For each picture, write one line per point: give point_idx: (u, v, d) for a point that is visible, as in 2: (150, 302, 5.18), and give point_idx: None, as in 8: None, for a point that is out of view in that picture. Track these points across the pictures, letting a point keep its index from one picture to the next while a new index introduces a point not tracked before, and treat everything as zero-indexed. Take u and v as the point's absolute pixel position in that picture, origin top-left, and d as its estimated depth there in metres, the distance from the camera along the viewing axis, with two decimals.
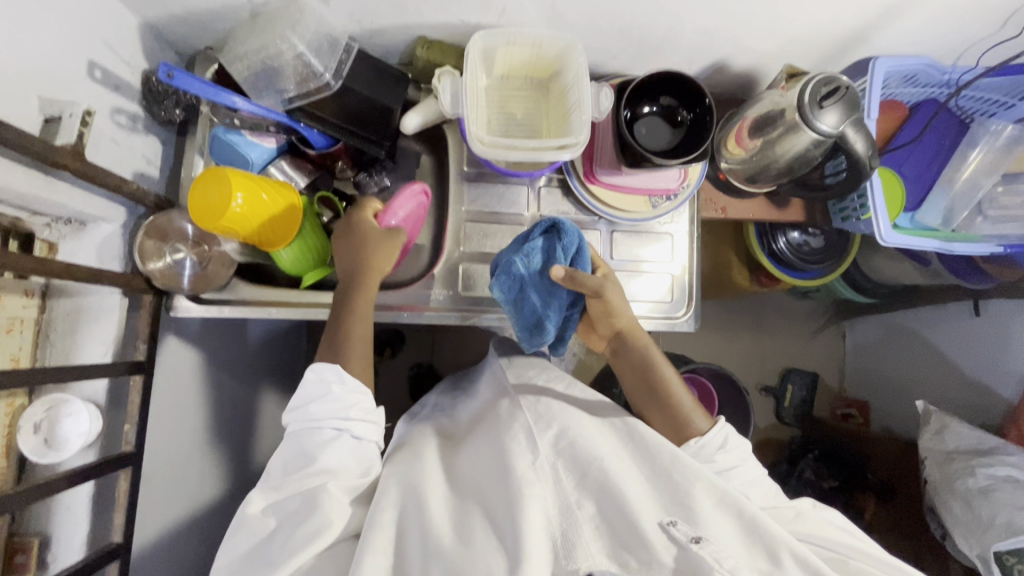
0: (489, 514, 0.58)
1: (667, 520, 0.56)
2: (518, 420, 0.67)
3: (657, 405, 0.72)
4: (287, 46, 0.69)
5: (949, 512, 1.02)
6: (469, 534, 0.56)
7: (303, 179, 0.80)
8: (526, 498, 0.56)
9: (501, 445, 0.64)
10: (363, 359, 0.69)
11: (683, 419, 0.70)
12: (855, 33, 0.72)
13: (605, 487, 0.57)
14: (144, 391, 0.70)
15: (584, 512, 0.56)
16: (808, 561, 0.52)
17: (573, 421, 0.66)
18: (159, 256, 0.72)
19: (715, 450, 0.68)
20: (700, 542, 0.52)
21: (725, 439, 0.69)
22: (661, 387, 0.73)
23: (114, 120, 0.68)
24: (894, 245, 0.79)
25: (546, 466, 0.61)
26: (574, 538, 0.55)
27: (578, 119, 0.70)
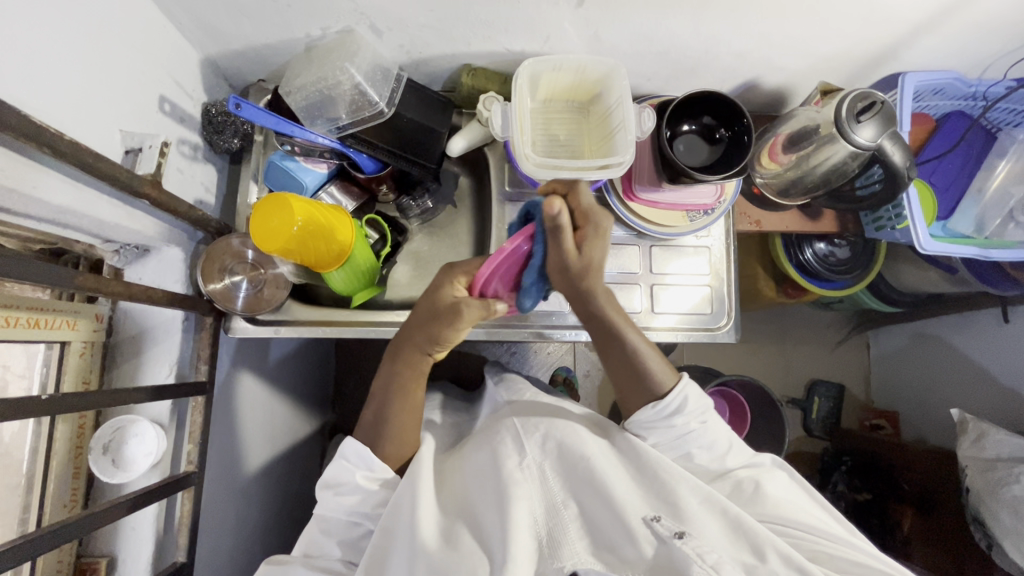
0: (475, 518, 0.61)
1: (651, 516, 0.58)
2: (506, 426, 0.70)
3: (627, 374, 0.71)
4: (346, 76, 0.73)
5: (997, 522, 1.01)
6: (455, 541, 0.58)
7: (352, 203, 0.84)
8: (514, 495, 0.59)
9: (490, 449, 0.67)
10: (400, 439, 0.69)
11: (647, 384, 0.70)
12: (885, 50, 0.75)
13: (593, 485, 0.61)
14: (205, 412, 0.72)
15: (569, 512, 0.59)
16: (792, 558, 0.55)
17: (556, 421, 0.70)
18: (221, 278, 0.75)
19: (673, 412, 0.69)
20: (682, 538, 0.55)
21: (685, 399, 0.70)
22: (625, 352, 0.70)
23: (180, 150, 0.71)
24: (932, 253, 0.79)
25: (533, 466, 0.64)
26: (560, 536, 0.57)
27: (622, 138, 0.73)
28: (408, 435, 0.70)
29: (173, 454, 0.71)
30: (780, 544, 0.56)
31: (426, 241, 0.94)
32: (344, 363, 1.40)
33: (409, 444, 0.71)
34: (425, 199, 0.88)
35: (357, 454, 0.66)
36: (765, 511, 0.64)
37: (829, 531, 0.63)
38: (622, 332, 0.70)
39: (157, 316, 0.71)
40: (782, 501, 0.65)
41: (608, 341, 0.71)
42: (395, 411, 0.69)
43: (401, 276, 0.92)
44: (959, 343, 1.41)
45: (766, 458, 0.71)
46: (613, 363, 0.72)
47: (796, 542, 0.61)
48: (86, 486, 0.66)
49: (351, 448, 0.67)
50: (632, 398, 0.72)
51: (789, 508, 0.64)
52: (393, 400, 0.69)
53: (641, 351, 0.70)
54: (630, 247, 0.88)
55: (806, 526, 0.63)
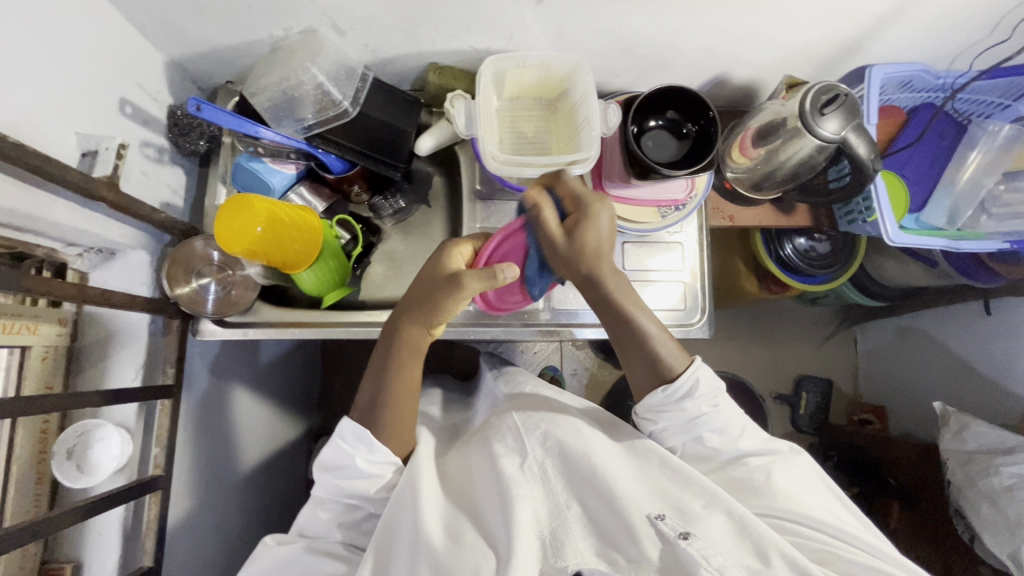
0: (480, 516, 0.62)
1: (655, 514, 0.58)
2: (507, 423, 0.71)
3: (640, 362, 0.68)
4: (308, 76, 0.73)
5: (976, 513, 1.01)
6: (460, 537, 0.59)
7: (321, 204, 0.84)
8: (516, 495, 0.59)
9: (489, 449, 0.68)
10: (398, 423, 0.67)
11: (661, 367, 0.67)
12: (849, 44, 0.75)
13: (596, 486, 0.60)
14: (172, 414, 0.72)
15: (572, 511, 0.60)
16: (796, 561, 0.54)
17: (559, 420, 0.70)
18: (187, 282, 0.74)
19: (684, 397, 0.67)
20: (688, 538, 0.55)
21: (697, 381, 0.66)
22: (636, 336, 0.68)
23: (143, 152, 0.71)
24: (901, 245, 0.81)
25: (535, 467, 0.64)
26: (563, 536, 0.57)
27: (587, 135, 0.73)
28: (407, 431, 0.69)
29: (141, 457, 0.71)
30: (784, 545, 0.55)
31: (401, 240, 0.93)
32: (328, 365, 1.40)
33: (408, 429, 0.69)
34: (397, 198, 0.88)
35: (355, 435, 0.65)
36: (773, 504, 0.64)
37: (840, 528, 0.63)
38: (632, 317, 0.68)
39: (122, 320, 0.70)
40: (793, 494, 0.65)
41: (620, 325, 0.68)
42: (391, 388, 0.67)
43: (377, 275, 0.91)
44: (944, 336, 1.41)
45: (784, 444, 0.70)
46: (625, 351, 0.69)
47: (806, 540, 0.61)
48: (50, 491, 0.65)
49: (348, 430, 0.65)
50: (642, 381, 0.69)
51: (800, 501, 0.64)
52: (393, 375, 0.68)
53: (653, 336, 0.68)
54: None
55: (816, 523, 0.62)
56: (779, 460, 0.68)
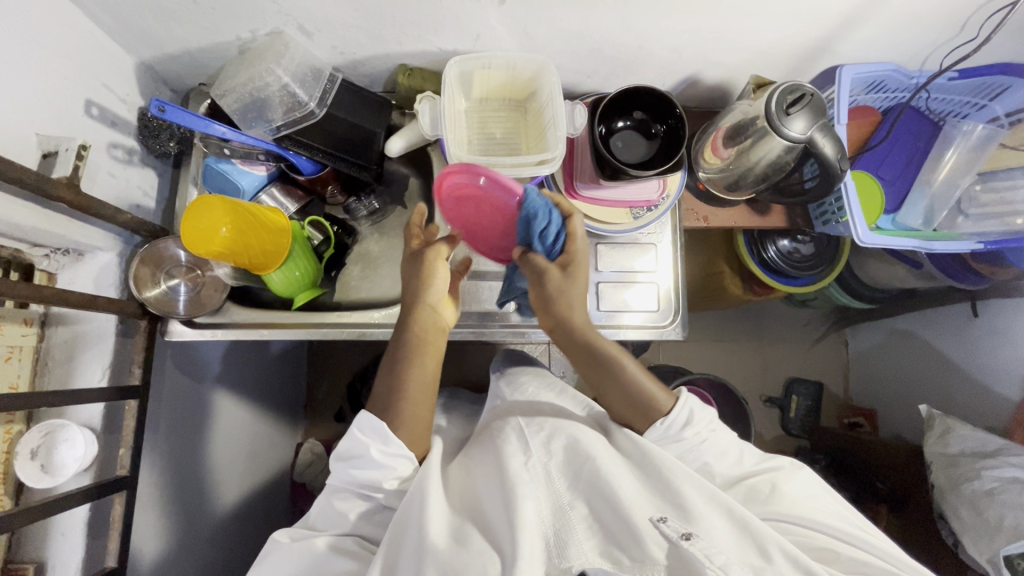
0: (483, 517, 0.60)
1: (658, 517, 0.57)
2: (512, 425, 0.71)
3: (627, 404, 0.71)
4: (273, 78, 0.72)
5: (957, 517, 1.00)
6: (466, 540, 0.57)
7: (293, 205, 0.84)
8: (521, 493, 0.58)
9: (494, 450, 0.67)
10: (413, 421, 0.69)
11: (650, 405, 0.69)
12: (818, 44, 0.75)
13: (596, 486, 0.60)
14: (139, 415, 0.72)
15: (577, 512, 0.58)
16: (799, 560, 0.54)
17: (566, 425, 0.69)
18: (155, 283, 0.75)
19: (683, 426, 0.68)
20: (690, 539, 0.53)
21: (692, 411, 0.69)
22: (623, 383, 0.71)
23: (111, 154, 0.71)
24: (871, 246, 0.80)
25: (539, 466, 0.64)
26: (566, 536, 0.56)
27: (553, 135, 0.73)
28: (420, 430, 0.70)
29: (107, 457, 0.71)
30: (785, 544, 0.55)
31: (376, 240, 0.92)
32: (312, 366, 1.40)
33: (421, 429, 0.70)
34: (371, 200, 0.87)
35: (373, 429, 0.66)
36: (781, 511, 0.63)
37: (843, 529, 0.62)
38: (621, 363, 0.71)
39: (90, 321, 0.70)
40: (800, 500, 0.64)
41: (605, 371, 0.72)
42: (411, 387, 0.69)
43: (352, 277, 0.91)
44: (932, 338, 1.40)
45: (784, 460, 0.70)
46: (616, 403, 0.72)
47: (811, 546, 0.60)
48: (14, 493, 0.65)
49: (366, 422, 0.66)
50: (620, 408, 0.72)
51: (805, 508, 0.63)
52: (408, 373, 0.70)
53: (635, 376, 0.71)
54: None
55: (825, 528, 0.62)
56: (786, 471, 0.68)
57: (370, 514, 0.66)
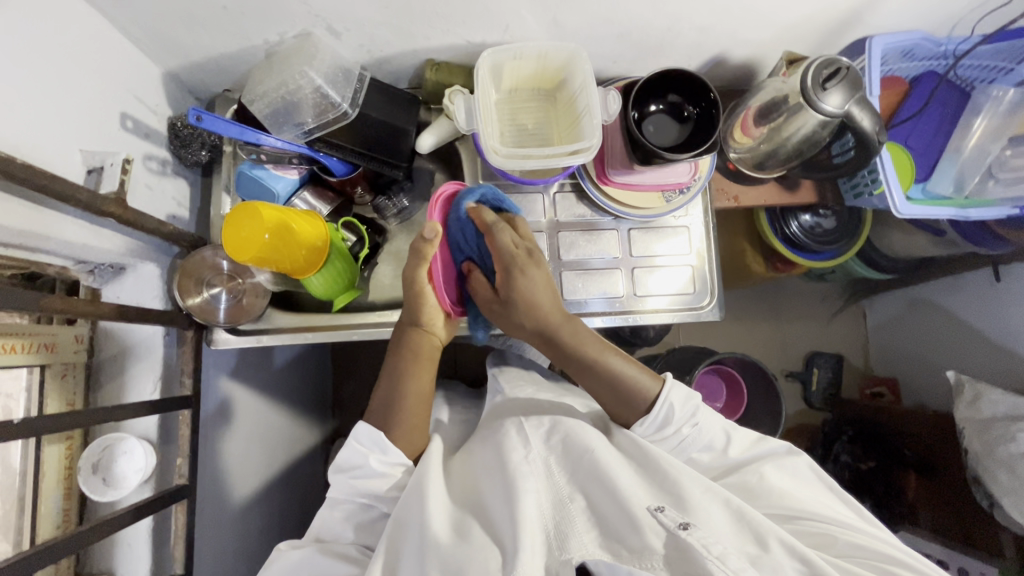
0: (483, 511, 0.61)
1: (655, 507, 0.57)
2: (511, 420, 0.71)
3: (613, 395, 0.71)
4: (306, 80, 0.72)
5: (996, 482, 1.01)
6: (466, 533, 0.58)
7: (326, 207, 0.83)
8: (521, 487, 0.59)
9: (495, 444, 0.67)
10: (411, 424, 0.71)
11: (636, 397, 0.70)
12: (848, 16, 0.74)
13: (597, 477, 0.60)
14: (193, 424, 0.72)
15: (576, 505, 0.59)
16: (796, 548, 0.54)
17: (566, 417, 0.70)
18: (198, 292, 0.75)
19: (663, 424, 0.69)
20: (688, 529, 0.54)
21: (671, 408, 0.69)
22: (608, 377, 0.71)
23: (147, 166, 0.71)
24: (911, 215, 0.79)
25: (538, 460, 0.63)
26: (567, 529, 0.56)
27: (588, 123, 0.73)
28: (416, 431, 0.72)
29: (164, 468, 0.72)
30: (784, 535, 0.55)
31: (407, 238, 0.92)
32: (339, 367, 1.40)
33: (419, 433, 0.72)
34: (400, 198, 0.87)
35: (370, 439, 0.68)
36: (771, 503, 0.65)
37: (832, 516, 0.64)
38: (601, 358, 0.71)
39: (139, 334, 0.71)
40: (787, 490, 0.66)
41: (588, 365, 0.72)
42: (407, 399, 0.71)
43: (384, 276, 0.91)
44: (954, 305, 1.41)
45: (778, 444, 0.71)
46: (602, 394, 0.72)
47: (801, 528, 0.63)
48: (79, 507, 0.66)
49: (364, 432, 0.68)
50: (611, 405, 0.72)
51: (793, 497, 0.65)
52: (407, 382, 0.72)
53: (620, 369, 0.71)
54: (607, 232, 0.88)
55: (817, 515, 0.64)
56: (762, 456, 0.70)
57: (370, 522, 0.68)
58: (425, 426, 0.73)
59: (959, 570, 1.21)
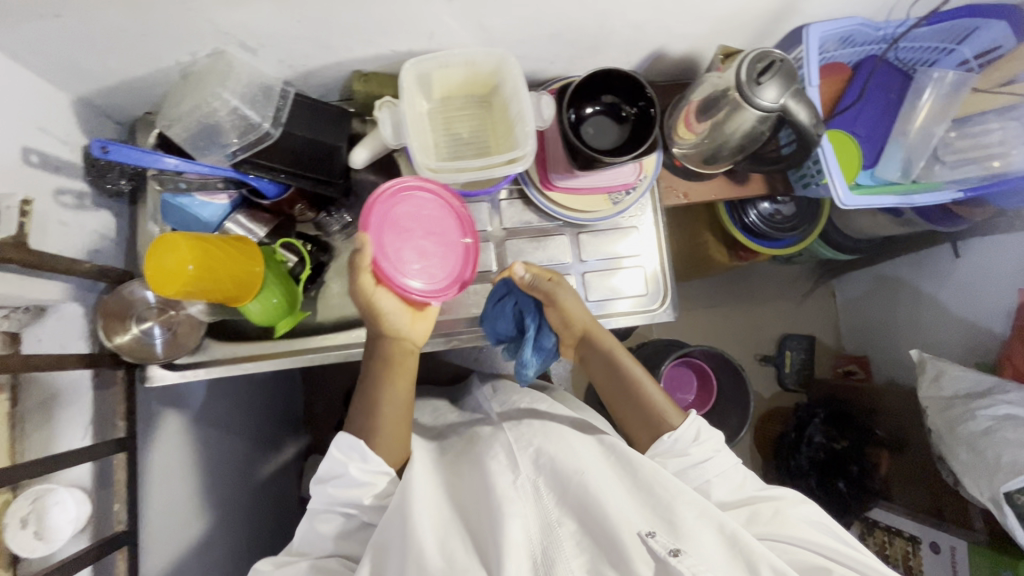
0: (474, 535, 0.59)
1: (646, 531, 0.57)
2: (500, 441, 0.69)
3: (639, 418, 0.75)
4: (220, 102, 0.69)
5: (956, 460, 1.01)
6: (451, 559, 0.56)
7: (261, 229, 0.81)
8: (508, 511, 0.57)
9: (483, 468, 0.65)
10: (388, 431, 0.70)
11: (658, 422, 0.73)
12: (784, 5, 0.72)
13: (585, 500, 0.59)
14: (129, 468, 0.70)
15: (564, 530, 0.57)
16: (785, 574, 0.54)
17: (549, 438, 0.69)
18: (126, 329, 0.72)
19: (691, 442, 0.71)
20: (677, 555, 0.54)
21: (698, 429, 0.72)
22: (637, 400, 0.76)
23: (59, 201, 0.67)
24: (854, 207, 0.78)
25: (527, 484, 0.62)
26: (554, 553, 0.55)
27: (521, 130, 0.71)
28: (397, 437, 0.70)
29: (102, 515, 0.69)
30: (775, 561, 0.56)
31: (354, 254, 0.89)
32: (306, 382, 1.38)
33: (398, 439, 0.71)
34: (343, 213, 0.86)
35: (351, 447, 0.66)
36: (784, 533, 0.64)
37: (841, 552, 0.63)
38: (639, 383, 0.77)
39: (66, 378, 0.67)
40: (798, 523, 0.65)
41: (624, 388, 0.77)
42: (383, 398, 0.71)
43: (333, 293, 0.88)
44: (917, 280, 1.42)
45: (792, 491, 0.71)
46: (630, 417, 0.76)
47: (805, 559, 0.62)
48: None
49: (344, 441, 0.67)
50: (637, 429, 0.75)
51: (802, 530, 0.65)
52: (382, 388, 0.71)
53: (653, 394, 0.76)
54: (557, 238, 0.86)
55: (825, 549, 0.63)
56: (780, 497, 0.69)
57: (350, 532, 0.66)
58: (407, 434, 0.72)
59: (931, 544, 1.24)
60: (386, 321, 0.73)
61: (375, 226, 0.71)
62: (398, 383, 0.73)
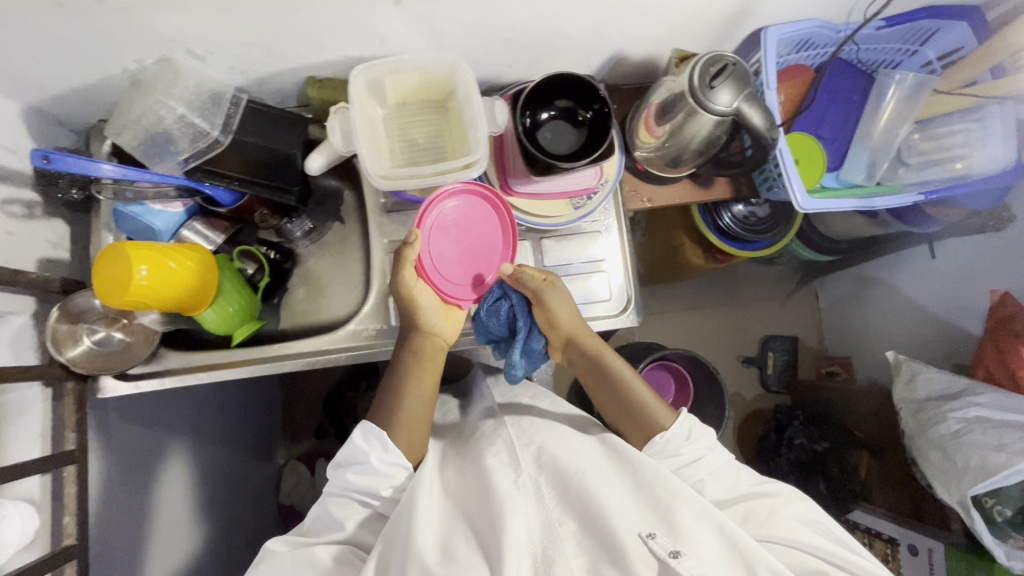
0: (477, 533, 0.60)
1: (646, 531, 0.57)
2: (501, 440, 0.71)
3: (631, 418, 0.74)
4: (166, 110, 0.68)
5: (928, 463, 1.01)
6: (454, 555, 0.58)
7: (219, 237, 0.80)
8: (509, 509, 0.58)
9: (485, 467, 0.67)
10: (407, 426, 0.70)
11: (650, 423, 0.72)
12: (739, 8, 0.71)
13: (585, 500, 0.60)
14: (80, 480, 0.69)
15: (565, 530, 0.58)
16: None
17: (555, 438, 0.70)
18: (76, 342, 0.70)
19: (683, 441, 0.70)
20: (677, 557, 0.54)
21: (691, 427, 0.71)
22: (627, 401, 0.75)
23: (6, 211, 0.67)
24: (813, 210, 0.78)
25: (528, 484, 0.63)
26: (554, 553, 0.56)
27: (474, 136, 0.70)
28: (417, 432, 0.71)
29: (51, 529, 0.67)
30: (773, 562, 0.55)
31: (317, 262, 0.89)
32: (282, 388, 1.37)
33: (417, 432, 0.71)
34: (303, 220, 0.84)
35: (374, 437, 0.66)
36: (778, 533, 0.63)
37: (835, 553, 0.62)
38: (628, 383, 0.75)
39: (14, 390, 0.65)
40: (792, 522, 0.65)
41: (614, 389, 0.76)
42: (408, 391, 0.72)
43: (297, 301, 0.89)
44: (896, 281, 1.42)
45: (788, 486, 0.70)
46: (622, 417, 0.75)
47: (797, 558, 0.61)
48: None
49: (366, 430, 0.67)
50: (628, 429, 0.74)
51: (795, 528, 0.64)
52: (405, 384, 0.72)
53: (643, 394, 0.75)
54: (519, 244, 0.85)
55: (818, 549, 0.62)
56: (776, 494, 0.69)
57: (369, 522, 0.66)
58: (428, 428, 0.73)
59: (910, 546, 1.22)
60: (421, 314, 0.75)
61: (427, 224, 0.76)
62: (424, 377, 0.74)
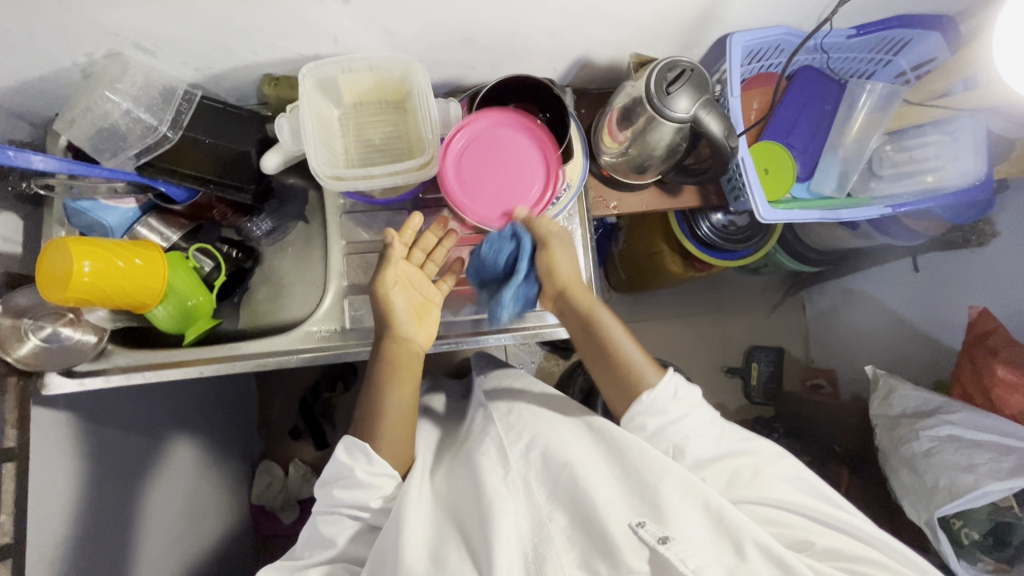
0: (466, 534, 0.58)
1: (636, 521, 0.54)
2: (490, 435, 0.67)
3: (615, 379, 0.69)
4: (111, 105, 0.68)
5: (899, 481, 0.99)
6: (445, 562, 0.56)
7: (174, 233, 0.79)
8: (496, 510, 0.56)
9: (474, 464, 0.64)
10: (388, 436, 0.67)
11: (634, 384, 0.67)
12: (702, 13, 0.70)
13: (574, 494, 0.57)
14: (18, 477, 0.68)
15: (555, 525, 0.56)
16: (772, 550, 0.52)
17: (546, 428, 0.67)
18: (22, 339, 0.70)
19: (669, 398, 0.65)
20: (666, 542, 0.51)
21: (675, 387, 0.66)
22: (613, 361, 0.69)
23: None
24: (773, 220, 0.77)
25: (517, 480, 0.60)
26: (545, 551, 0.54)
27: (427, 137, 0.69)
28: (400, 440, 0.69)
29: None
30: (761, 535, 0.53)
31: (280, 260, 0.88)
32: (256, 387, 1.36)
33: (404, 438, 0.69)
34: (262, 220, 0.84)
35: (356, 449, 0.65)
36: (763, 494, 0.61)
37: (822, 511, 0.61)
38: (617, 342, 0.69)
39: None
40: (778, 484, 0.62)
41: (601, 346, 0.70)
42: (390, 400, 0.69)
43: (258, 300, 0.88)
44: (879, 293, 1.40)
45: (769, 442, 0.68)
46: (606, 377, 0.70)
47: (784, 523, 0.60)
48: None
49: (347, 444, 0.65)
50: (611, 390, 0.69)
51: (781, 491, 0.62)
52: (385, 393, 0.69)
53: (631, 354, 0.69)
54: None
55: (805, 510, 0.61)
56: (760, 453, 0.66)
57: (360, 534, 0.64)
58: (412, 433, 0.70)
59: None
60: (393, 321, 0.72)
61: (458, 148, 0.72)
62: (402, 387, 0.70)
